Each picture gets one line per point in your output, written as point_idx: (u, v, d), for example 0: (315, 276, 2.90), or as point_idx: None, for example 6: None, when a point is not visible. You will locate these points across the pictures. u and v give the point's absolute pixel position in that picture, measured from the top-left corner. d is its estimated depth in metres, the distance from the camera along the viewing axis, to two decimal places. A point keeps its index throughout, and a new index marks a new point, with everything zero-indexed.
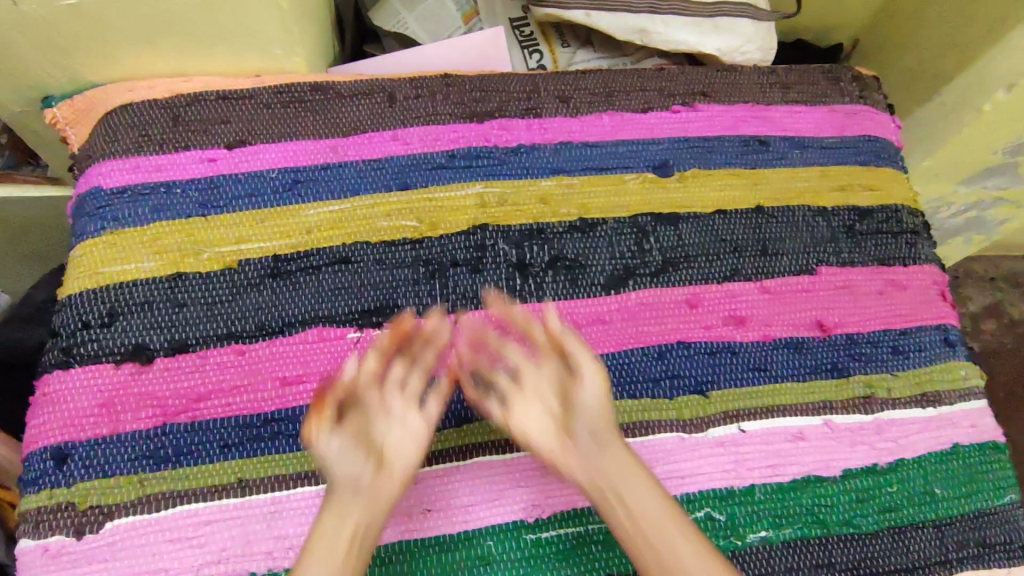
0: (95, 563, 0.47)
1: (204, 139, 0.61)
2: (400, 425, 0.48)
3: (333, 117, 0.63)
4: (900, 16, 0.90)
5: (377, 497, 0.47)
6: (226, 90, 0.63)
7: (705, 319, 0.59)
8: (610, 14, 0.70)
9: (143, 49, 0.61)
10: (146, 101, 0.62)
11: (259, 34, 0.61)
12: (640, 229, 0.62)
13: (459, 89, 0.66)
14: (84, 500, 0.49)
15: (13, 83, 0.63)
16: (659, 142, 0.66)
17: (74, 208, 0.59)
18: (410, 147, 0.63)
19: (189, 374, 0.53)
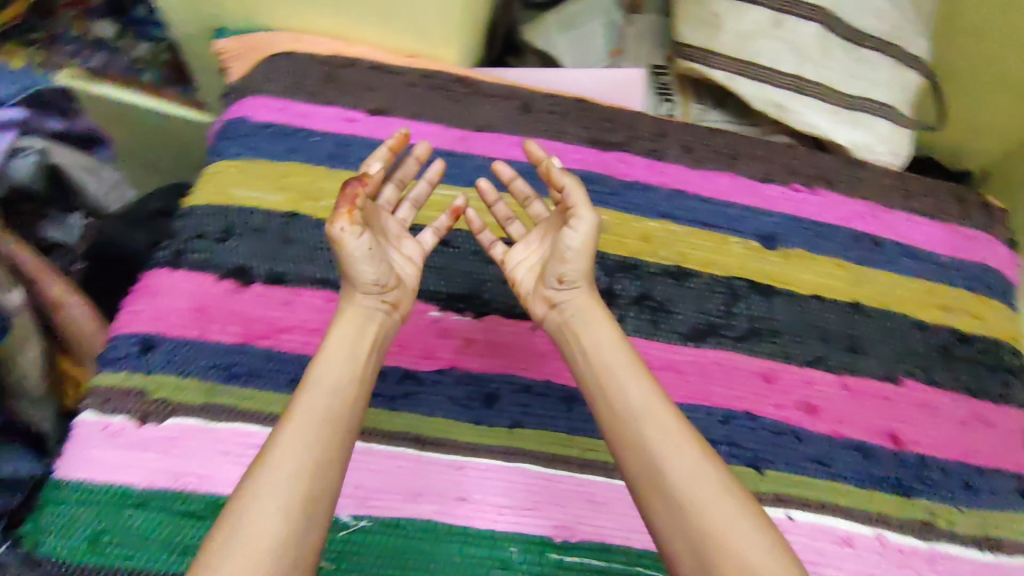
0: (147, 452, 0.49)
1: (349, 100, 0.65)
2: (399, 245, 0.54)
3: (468, 110, 0.66)
4: None
5: (394, 307, 0.51)
6: (380, 63, 0.67)
7: (777, 397, 0.58)
8: (752, 82, 0.72)
9: (320, 7, 0.66)
10: (307, 55, 0.67)
11: (426, 19, 0.66)
12: (732, 292, 0.61)
13: (591, 115, 0.68)
14: (153, 391, 0.51)
15: (197, 7, 0.69)
16: (771, 215, 0.66)
17: (219, 130, 0.64)
18: (532, 156, 0.65)
19: (279, 305, 0.55)
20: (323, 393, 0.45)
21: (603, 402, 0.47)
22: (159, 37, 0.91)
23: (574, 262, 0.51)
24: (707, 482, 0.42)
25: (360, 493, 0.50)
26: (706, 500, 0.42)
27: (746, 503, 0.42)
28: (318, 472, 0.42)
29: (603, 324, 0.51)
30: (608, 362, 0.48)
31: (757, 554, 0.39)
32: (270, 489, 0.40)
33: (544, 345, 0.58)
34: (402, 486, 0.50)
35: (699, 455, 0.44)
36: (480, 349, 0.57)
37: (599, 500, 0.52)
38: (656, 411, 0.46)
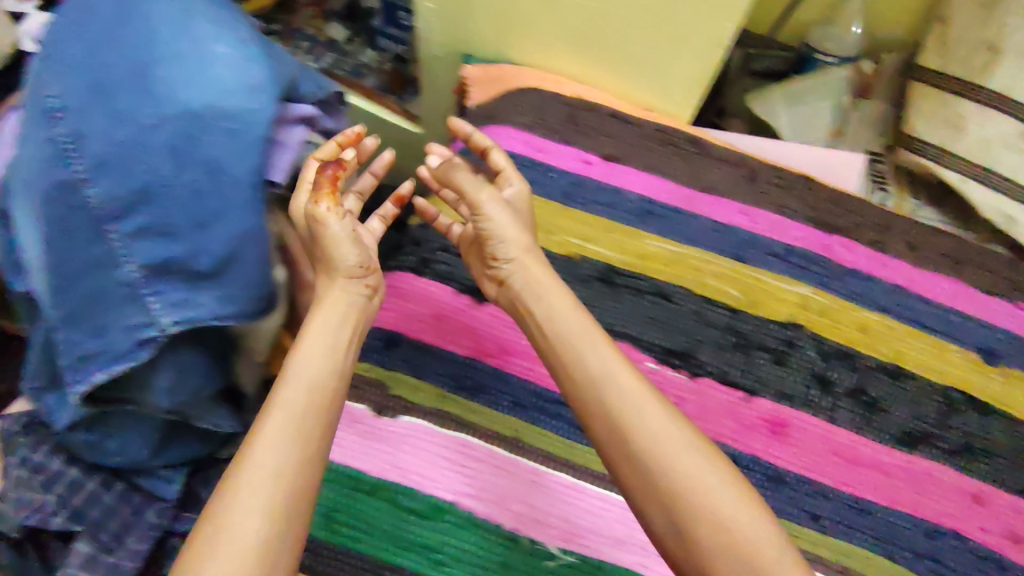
0: (380, 443, 0.53)
1: (586, 142, 0.67)
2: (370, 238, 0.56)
3: (697, 171, 0.67)
4: None
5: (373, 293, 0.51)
6: (618, 111, 0.69)
7: (986, 521, 0.56)
8: (987, 190, 0.69)
9: (570, 52, 0.69)
10: (552, 93, 0.70)
11: (673, 80, 0.66)
12: (948, 402, 0.60)
13: (817, 195, 0.68)
14: (393, 387, 0.55)
15: (453, 34, 0.74)
16: (994, 329, 0.64)
17: (466, 152, 0.69)
18: (755, 228, 0.65)
19: (510, 329, 0.58)
20: (304, 383, 0.43)
21: (597, 400, 0.45)
22: (387, 48, 0.97)
23: (499, 231, 0.53)
24: (644, 434, 0.43)
25: (569, 526, 0.51)
26: (642, 449, 0.43)
27: (706, 452, 0.43)
28: (308, 448, 0.41)
29: (573, 306, 0.49)
30: (585, 342, 0.47)
31: (729, 509, 0.40)
32: (253, 480, 0.38)
33: (754, 419, 0.58)
34: (608, 529, 0.51)
35: (663, 412, 0.44)
36: (692, 410, 0.57)
37: None
38: (614, 374, 0.45)
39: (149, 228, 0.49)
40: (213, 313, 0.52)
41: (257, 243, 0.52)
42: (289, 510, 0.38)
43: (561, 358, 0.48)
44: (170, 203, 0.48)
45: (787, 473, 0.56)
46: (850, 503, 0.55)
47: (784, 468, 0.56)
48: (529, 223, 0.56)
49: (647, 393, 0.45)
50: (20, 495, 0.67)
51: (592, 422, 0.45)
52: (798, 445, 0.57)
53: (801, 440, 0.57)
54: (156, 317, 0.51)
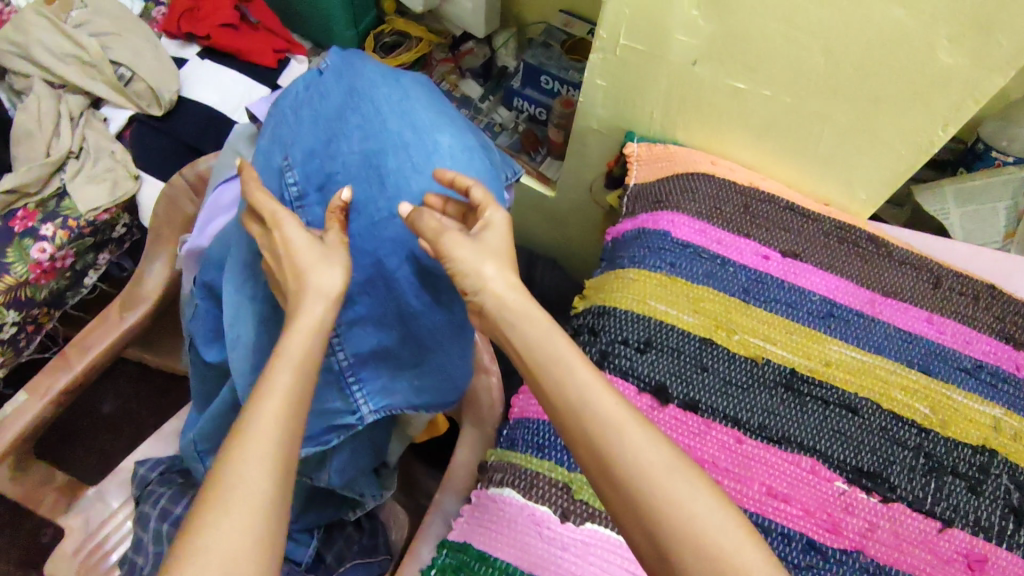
0: (566, 552, 0.49)
1: (765, 237, 0.65)
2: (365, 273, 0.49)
3: (878, 274, 0.65)
4: None
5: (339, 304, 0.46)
6: (796, 204, 0.68)
7: None
8: None
9: (751, 140, 0.69)
10: (727, 181, 0.69)
11: (862, 177, 0.66)
12: None
13: (1003, 306, 0.65)
14: (577, 491, 0.52)
15: (618, 111, 0.74)
16: None
17: (634, 234, 0.67)
18: (942, 338, 0.62)
19: (693, 435, 0.55)
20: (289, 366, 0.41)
21: (583, 428, 0.40)
22: (521, 107, 0.97)
23: (468, 267, 0.46)
24: (628, 463, 0.38)
25: None
26: (630, 482, 0.38)
27: (695, 476, 0.38)
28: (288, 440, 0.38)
29: (548, 324, 0.44)
30: (584, 372, 0.42)
31: (729, 540, 0.36)
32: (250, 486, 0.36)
33: (950, 553, 0.53)
34: None
35: (643, 435, 0.39)
36: (885, 538, 0.53)
37: None
38: (594, 399, 0.41)
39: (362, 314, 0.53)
40: (408, 402, 0.56)
41: (464, 332, 0.56)
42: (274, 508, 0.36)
43: (540, 384, 0.43)
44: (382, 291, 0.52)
45: None
46: None
47: None
48: (509, 257, 0.48)
49: (623, 416, 0.40)
50: (162, 552, 0.65)
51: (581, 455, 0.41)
52: None
53: None
54: (357, 405, 0.55)
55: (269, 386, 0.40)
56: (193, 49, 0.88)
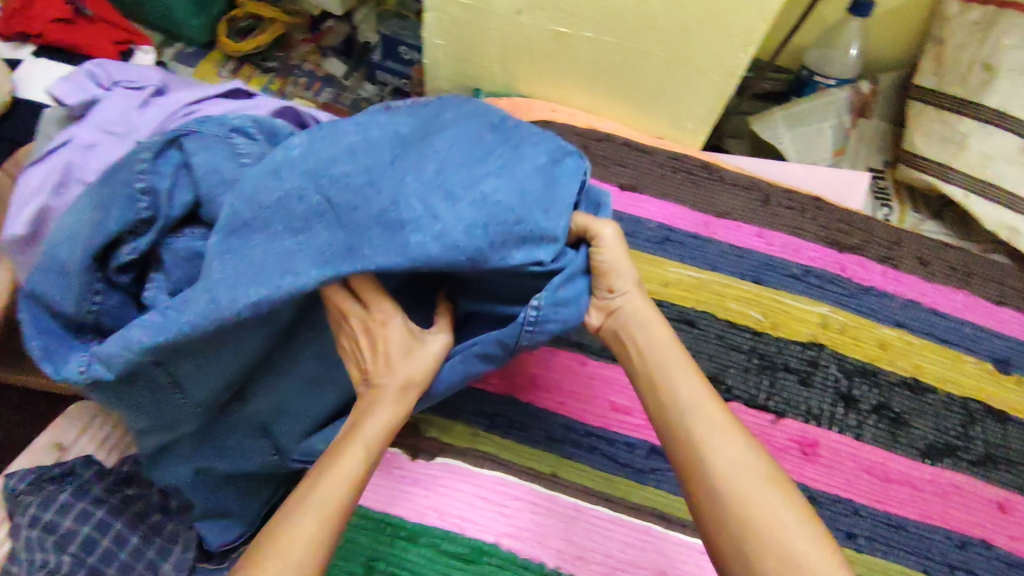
0: (416, 486, 0.52)
1: (604, 172, 0.69)
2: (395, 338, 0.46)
3: (711, 197, 0.69)
4: None
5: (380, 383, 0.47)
6: (632, 141, 0.71)
7: (1012, 528, 0.58)
8: (991, 205, 0.71)
9: (584, 85, 0.71)
10: (564, 126, 0.71)
11: (685, 107, 0.69)
12: (968, 414, 0.62)
13: (828, 214, 0.70)
14: (425, 429, 0.55)
15: (463, 69, 0.75)
16: (1006, 338, 0.66)
17: None
18: (772, 250, 0.67)
19: (536, 362, 0.58)
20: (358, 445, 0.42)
21: (678, 425, 0.42)
22: (385, 80, 0.97)
23: (614, 274, 0.48)
24: (715, 458, 0.40)
25: (612, 562, 0.50)
26: (714, 476, 0.40)
27: (777, 482, 0.40)
28: (354, 488, 0.41)
29: (668, 333, 0.47)
30: (691, 390, 0.44)
31: (796, 540, 0.37)
32: (319, 503, 0.39)
33: (784, 442, 0.58)
34: (652, 564, 0.50)
35: (739, 444, 0.41)
36: None
37: None
38: (699, 406, 0.43)
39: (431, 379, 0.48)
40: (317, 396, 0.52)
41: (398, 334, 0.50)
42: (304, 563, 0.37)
43: (645, 380, 0.46)
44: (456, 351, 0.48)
45: (820, 494, 0.56)
46: (884, 521, 0.56)
47: (818, 489, 0.56)
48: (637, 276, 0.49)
49: (724, 422, 0.42)
50: (33, 558, 0.63)
51: (673, 448, 0.42)
52: (829, 465, 0.57)
53: (830, 460, 0.58)
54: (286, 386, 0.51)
55: (337, 454, 0.41)
56: (29, 50, 0.85)
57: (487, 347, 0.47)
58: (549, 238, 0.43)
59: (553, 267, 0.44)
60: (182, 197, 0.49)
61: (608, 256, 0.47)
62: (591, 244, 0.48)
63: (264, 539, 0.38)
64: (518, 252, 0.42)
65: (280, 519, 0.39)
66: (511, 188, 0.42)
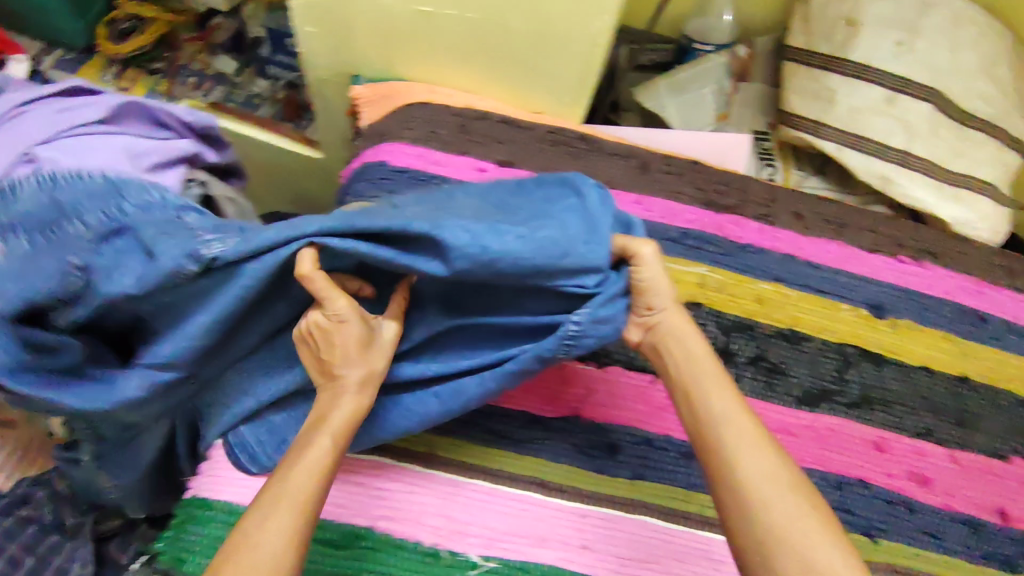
0: None
1: (481, 150, 0.68)
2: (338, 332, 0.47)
3: (590, 167, 0.69)
4: None
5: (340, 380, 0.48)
6: (510, 117, 0.71)
7: (890, 466, 0.60)
8: (861, 155, 0.73)
9: (458, 64, 0.71)
10: (441, 106, 0.71)
11: (559, 79, 0.69)
12: (844, 358, 0.63)
13: (705, 177, 0.71)
14: None
15: (339, 56, 0.74)
16: (880, 284, 0.68)
17: (357, 170, 0.68)
18: (650, 215, 0.68)
19: None
20: (325, 433, 0.46)
21: (715, 433, 0.45)
22: (277, 74, 0.97)
23: (655, 294, 0.49)
24: (746, 466, 0.43)
25: (489, 534, 0.52)
26: (744, 486, 0.43)
27: (796, 492, 0.42)
28: (324, 477, 0.44)
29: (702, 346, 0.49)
30: (722, 402, 0.46)
31: (820, 555, 0.40)
32: (291, 494, 0.43)
33: (663, 400, 0.59)
34: (530, 531, 0.53)
35: (763, 455, 0.44)
36: (602, 399, 0.58)
37: (720, 558, 0.54)
38: (733, 416, 0.45)
39: (457, 387, 0.50)
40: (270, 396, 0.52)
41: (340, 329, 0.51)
42: (282, 554, 0.40)
43: (682, 390, 0.48)
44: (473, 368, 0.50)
45: None
46: None
47: None
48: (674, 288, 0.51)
49: (753, 435, 0.44)
50: None
51: (701, 445, 0.46)
52: None
53: None
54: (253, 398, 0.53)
55: (308, 446, 0.45)
56: None
57: (528, 364, 0.49)
58: (595, 266, 0.47)
59: (596, 291, 0.47)
60: (127, 284, 0.48)
61: (646, 276, 0.49)
62: (631, 264, 0.49)
63: (239, 533, 0.41)
64: (565, 279, 0.47)
65: (253, 515, 0.42)
66: (556, 226, 0.47)
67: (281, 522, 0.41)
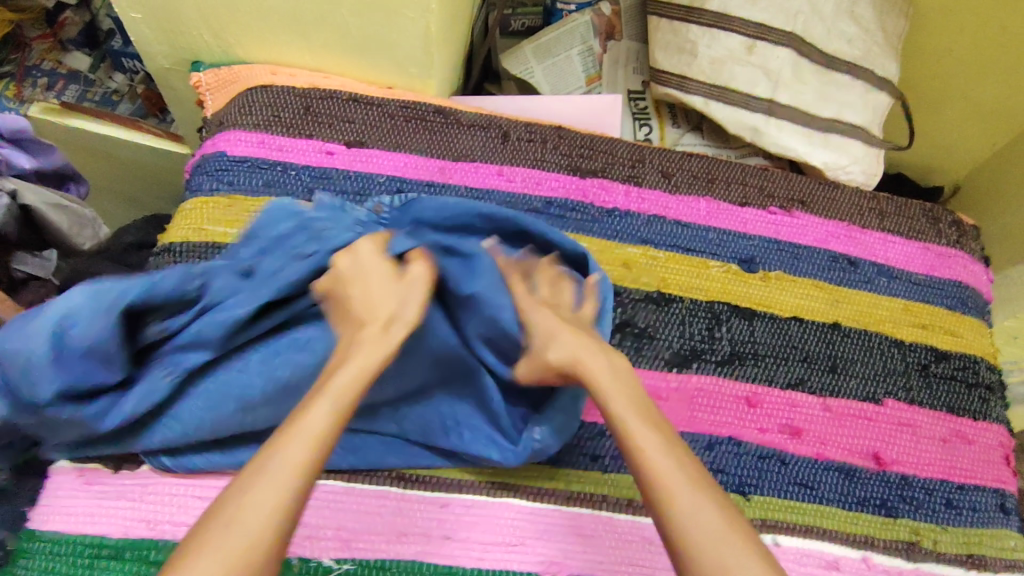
0: (123, 500, 0.49)
1: (328, 132, 0.64)
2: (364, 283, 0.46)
3: (448, 141, 0.66)
4: (976, 195, 0.90)
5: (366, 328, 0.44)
6: (359, 94, 0.67)
7: (761, 421, 0.59)
8: (727, 107, 0.72)
9: (297, 40, 0.66)
10: (284, 87, 0.66)
11: (404, 50, 0.66)
12: (714, 316, 0.62)
13: (569, 142, 0.68)
14: None
15: (171, 42, 0.68)
16: (750, 238, 0.67)
17: (195, 165, 0.63)
18: (512, 186, 0.65)
19: None
20: (326, 402, 0.39)
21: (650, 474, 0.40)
22: (133, 68, 0.90)
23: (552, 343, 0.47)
24: (686, 513, 0.38)
25: (343, 535, 0.50)
26: (690, 534, 0.37)
27: (743, 538, 0.38)
28: (319, 452, 0.38)
29: (638, 398, 0.44)
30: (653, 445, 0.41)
31: None
32: (270, 472, 0.36)
33: None
34: (387, 526, 0.50)
35: (701, 502, 0.38)
36: None
37: (587, 533, 0.52)
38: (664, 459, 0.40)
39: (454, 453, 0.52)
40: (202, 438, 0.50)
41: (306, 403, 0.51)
42: (246, 545, 0.34)
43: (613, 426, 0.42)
44: (447, 428, 0.52)
45: None
46: None
47: None
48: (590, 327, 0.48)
49: (685, 475, 0.39)
50: None
51: (643, 493, 0.40)
52: None
53: None
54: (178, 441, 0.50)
55: (301, 416, 0.39)
56: None
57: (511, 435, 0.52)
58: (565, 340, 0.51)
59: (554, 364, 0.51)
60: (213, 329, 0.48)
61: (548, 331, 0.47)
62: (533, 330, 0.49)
63: (219, 499, 0.36)
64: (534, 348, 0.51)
65: (230, 491, 0.36)
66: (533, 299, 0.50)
67: (264, 500, 0.35)
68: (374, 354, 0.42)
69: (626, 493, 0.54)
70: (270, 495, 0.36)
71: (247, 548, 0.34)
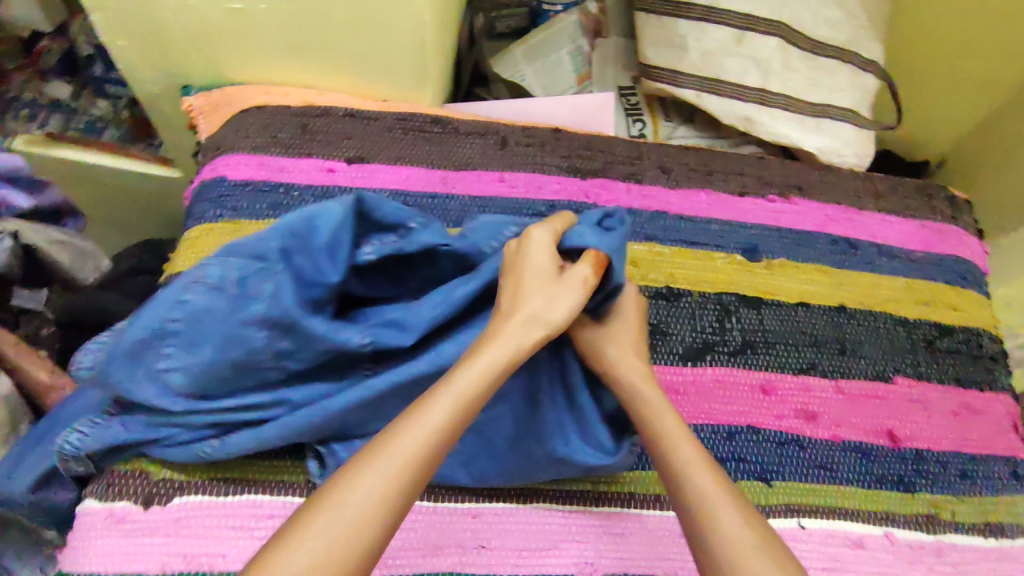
0: (157, 535, 0.49)
1: (327, 150, 0.64)
2: (532, 277, 0.47)
3: (447, 151, 0.66)
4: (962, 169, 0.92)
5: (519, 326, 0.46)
6: (355, 109, 0.67)
7: (777, 408, 0.59)
8: (719, 98, 0.73)
9: (289, 58, 0.66)
10: (281, 107, 0.66)
11: (398, 63, 0.66)
12: (723, 307, 0.63)
13: (568, 144, 0.69)
14: (157, 472, 0.51)
15: (160, 67, 0.68)
16: (752, 227, 0.68)
17: (196, 192, 0.63)
18: (515, 191, 0.65)
19: None
20: (449, 397, 0.42)
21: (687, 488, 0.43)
22: (119, 93, 0.91)
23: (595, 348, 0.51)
24: (717, 518, 0.41)
25: (380, 554, 0.49)
26: (721, 538, 0.40)
27: (771, 545, 0.40)
28: (436, 446, 0.40)
29: (662, 401, 0.49)
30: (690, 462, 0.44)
31: None
32: (393, 457, 0.39)
33: None
34: (421, 541, 0.50)
35: (733, 513, 0.42)
36: None
37: (618, 531, 0.53)
38: (697, 473, 0.44)
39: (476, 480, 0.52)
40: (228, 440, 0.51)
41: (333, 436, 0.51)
42: (363, 527, 0.36)
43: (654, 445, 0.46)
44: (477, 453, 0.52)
45: None
46: None
47: None
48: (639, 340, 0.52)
49: (718, 489, 0.43)
50: None
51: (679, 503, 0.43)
52: None
53: None
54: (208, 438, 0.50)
55: (424, 408, 0.41)
56: None
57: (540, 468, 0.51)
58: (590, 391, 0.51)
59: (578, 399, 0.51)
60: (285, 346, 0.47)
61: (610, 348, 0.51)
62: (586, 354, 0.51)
63: (336, 476, 0.38)
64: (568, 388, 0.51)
65: (347, 471, 0.39)
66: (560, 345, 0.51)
67: (381, 482, 0.38)
68: (507, 352, 0.44)
69: (652, 489, 0.55)
70: (385, 479, 0.38)
71: (358, 531, 0.36)
